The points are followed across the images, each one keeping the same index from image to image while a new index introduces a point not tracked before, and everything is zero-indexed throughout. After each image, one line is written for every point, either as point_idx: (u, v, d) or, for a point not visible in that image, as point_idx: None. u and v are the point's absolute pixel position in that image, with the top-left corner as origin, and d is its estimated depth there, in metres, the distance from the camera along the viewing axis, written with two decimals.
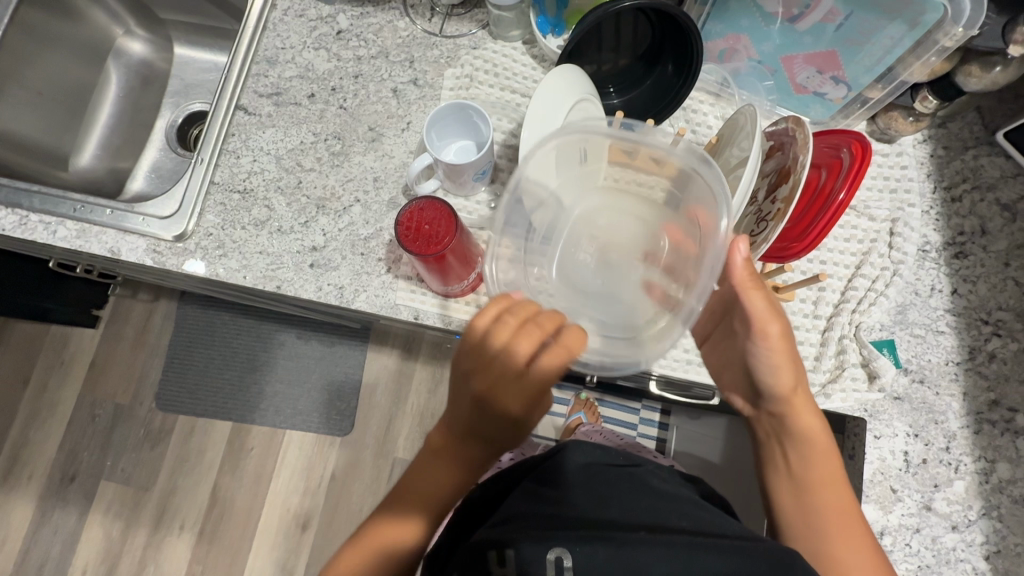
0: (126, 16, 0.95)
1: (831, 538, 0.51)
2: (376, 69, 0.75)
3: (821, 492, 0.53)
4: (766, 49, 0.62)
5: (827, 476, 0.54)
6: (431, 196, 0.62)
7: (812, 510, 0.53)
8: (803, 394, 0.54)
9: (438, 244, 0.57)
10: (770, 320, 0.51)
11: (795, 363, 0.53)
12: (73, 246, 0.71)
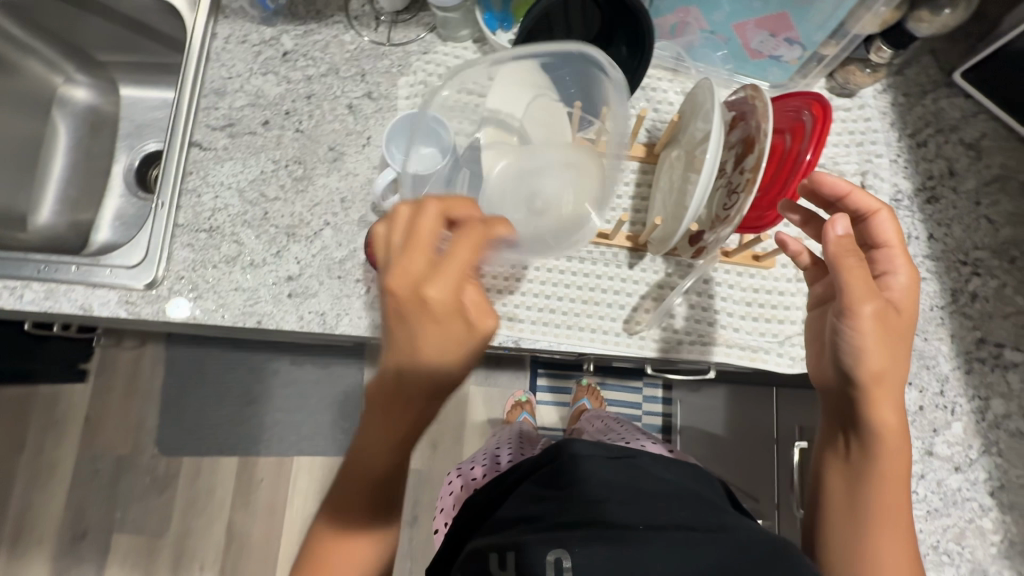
0: (64, 63, 0.92)
1: (876, 535, 0.49)
2: (328, 87, 0.73)
3: (879, 485, 0.50)
4: (717, 18, 0.61)
5: (893, 471, 0.50)
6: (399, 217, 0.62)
7: (861, 501, 0.50)
8: (893, 383, 0.49)
9: None
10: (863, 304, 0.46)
11: (895, 352, 0.48)
12: (43, 308, 0.69)
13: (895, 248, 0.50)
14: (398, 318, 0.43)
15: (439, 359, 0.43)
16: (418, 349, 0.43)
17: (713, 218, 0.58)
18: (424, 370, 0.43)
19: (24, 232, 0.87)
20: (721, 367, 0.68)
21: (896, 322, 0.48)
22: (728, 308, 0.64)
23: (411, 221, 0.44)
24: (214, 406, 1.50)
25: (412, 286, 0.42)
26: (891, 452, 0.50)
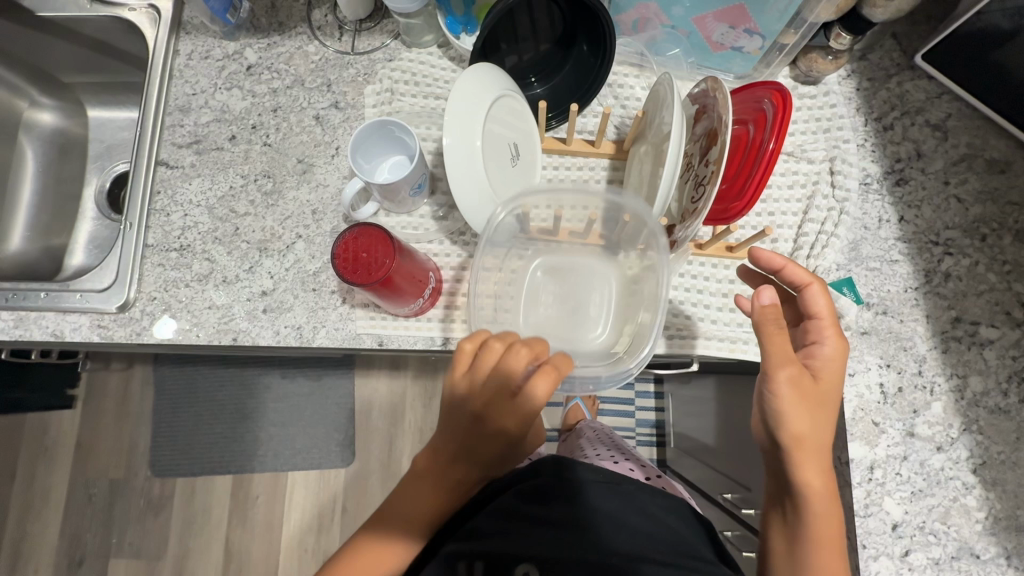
0: (28, 87, 0.91)
1: None
2: (294, 99, 0.72)
3: (818, 545, 0.50)
4: (676, 13, 0.61)
5: (830, 537, 0.50)
6: (364, 223, 0.60)
7: (803, 564, 0.50)
8: (818, 448, 0.51)
9: (381, 267, 0.56)
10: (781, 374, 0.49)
11: (814, 419, 0.51)
12: (13, 336, 0.68)
13: (821, 323, 0.53)
14: (473, 420, 0.52)
15: (494, 441, 0.52)
16: (479, 438, 0.52)
17: (683, 211, 0.58)
18: (479, 445, 0.53)
19: None
20: (702, 360, 0.68)
21: (817, 397, 0.51)
22: (704, 300, 0.64)
23: (501, 355, 0.50)
24: (205, 425, 1.49)
25: (495, 408, 0.50)
26: (824, 514, 0.50)
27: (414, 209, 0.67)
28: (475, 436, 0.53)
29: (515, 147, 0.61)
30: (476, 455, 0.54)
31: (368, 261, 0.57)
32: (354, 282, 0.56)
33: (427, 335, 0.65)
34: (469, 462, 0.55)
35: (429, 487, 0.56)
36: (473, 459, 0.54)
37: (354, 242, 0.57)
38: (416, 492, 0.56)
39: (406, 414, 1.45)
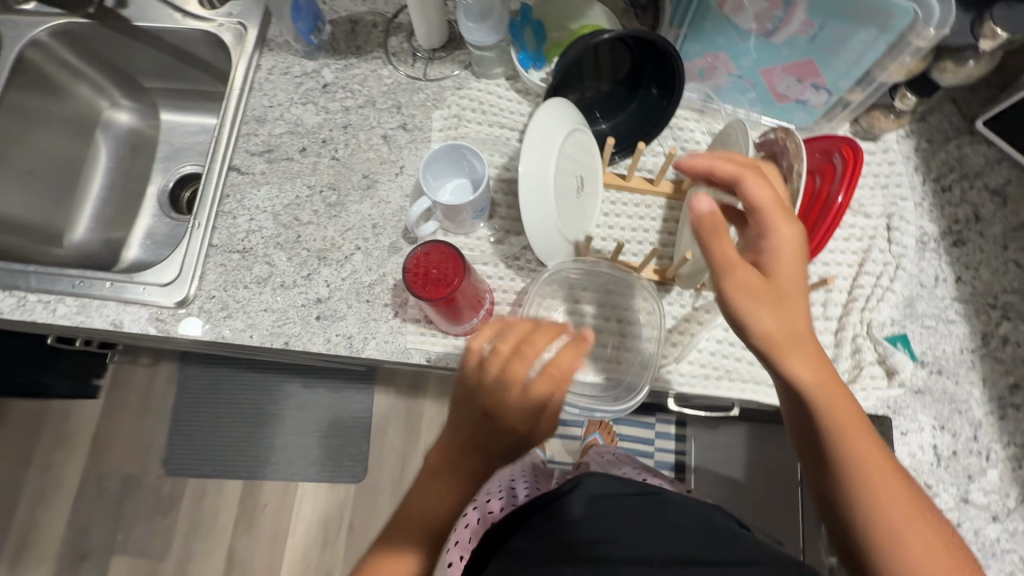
0: (111, 89, 0.96)
1: (869, 505, 0.46)
2: (364, 117, 0.76)
3: (850, 447, 0.47)
4: (745, 64, 0.63)
5: (874, 453, 0.47)
6: (433, 240, 0.62)
7: (847, 475, 0.47)
8: (809, 348, 0.47)
9: (448, 286, 0.58)
10: (732, 285, 0.46)
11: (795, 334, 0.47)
12: (74, 322, 0.70)
13: (763, 210, 0.48)
14: (480, 412, 0.47)
15: (494, 441, 0.48)
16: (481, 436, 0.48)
17: None
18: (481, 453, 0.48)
19: (59, 249, 0.89)
20: (746, 405, 0.68)
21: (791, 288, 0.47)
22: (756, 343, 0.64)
23: (511, 350, 0.46)
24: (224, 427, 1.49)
25: (513, 400, 0.45)
26: (835, 411, 0.47)
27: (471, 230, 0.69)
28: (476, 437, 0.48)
29: (581, 180, 0.62)
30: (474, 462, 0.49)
31: (438, 278, 0.59)
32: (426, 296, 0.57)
33: None
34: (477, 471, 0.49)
35: (438, 494, 0.50)
36: (491, 460, 0.48)
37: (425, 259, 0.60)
38: (412, 521, 0.50)
39: (423, 433, 1.44)
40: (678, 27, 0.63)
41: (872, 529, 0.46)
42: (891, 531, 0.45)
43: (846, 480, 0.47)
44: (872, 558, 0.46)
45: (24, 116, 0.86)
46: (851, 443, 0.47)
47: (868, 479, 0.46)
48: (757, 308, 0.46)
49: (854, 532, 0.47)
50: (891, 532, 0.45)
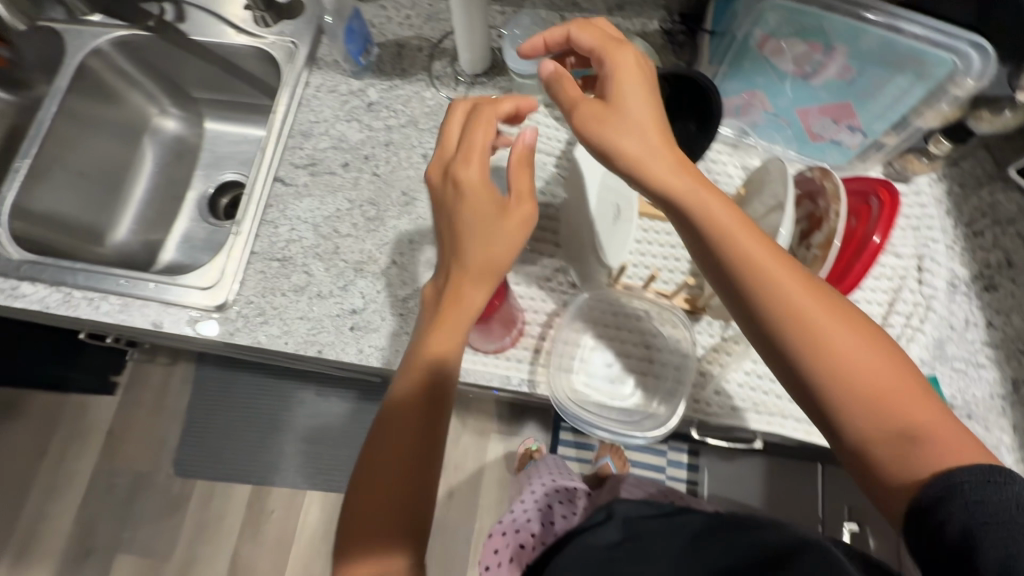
0: (161, 97, 1.00)
1: (804, 328, 0.46)
2: (406, 136, 0.78)
3: (756, 275, 0.47)
4: (782, 103, 0.64)
5: (784, 269, 0.47)
6: None
7: (768, 304, 0.47)
8: (679, 165, 0.50)
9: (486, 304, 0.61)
10: (584, 128, 0.52)
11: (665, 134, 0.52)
12: (116, 320, 0.72)
13: (597, 52, 0.55)
14: (466, 207, 0.53)
15: (445, 350, 0.52)
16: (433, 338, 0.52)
17: None
18: (437, 353, 0.52)
19: (101, 248, 0.92)
20: (770, 438, 0.68)
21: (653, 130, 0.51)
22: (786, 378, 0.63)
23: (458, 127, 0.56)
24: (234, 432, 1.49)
25: (484, 207, 0.53)
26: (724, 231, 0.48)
27: None
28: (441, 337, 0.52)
29: (617, 209, 0.67)
30: (453, 321, 0.52)
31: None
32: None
33: (504, 374, 0.66)
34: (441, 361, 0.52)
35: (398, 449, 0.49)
36: (441, 335, 0.52)
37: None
38: (386, 467, 0.49)
39: None
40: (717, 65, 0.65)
41: (808, 370, 0.46)
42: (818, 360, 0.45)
43: (762, 307, 0.47)
44: (820, 391, 0.45)
45: (79, 119, 0.90)
46: (778, 285, 0.46)
47: (780, 300, 0.46)
48: (608, 130, 0.51)
49: (794, 369, 0.46)
50: (818, 362, 0.45)
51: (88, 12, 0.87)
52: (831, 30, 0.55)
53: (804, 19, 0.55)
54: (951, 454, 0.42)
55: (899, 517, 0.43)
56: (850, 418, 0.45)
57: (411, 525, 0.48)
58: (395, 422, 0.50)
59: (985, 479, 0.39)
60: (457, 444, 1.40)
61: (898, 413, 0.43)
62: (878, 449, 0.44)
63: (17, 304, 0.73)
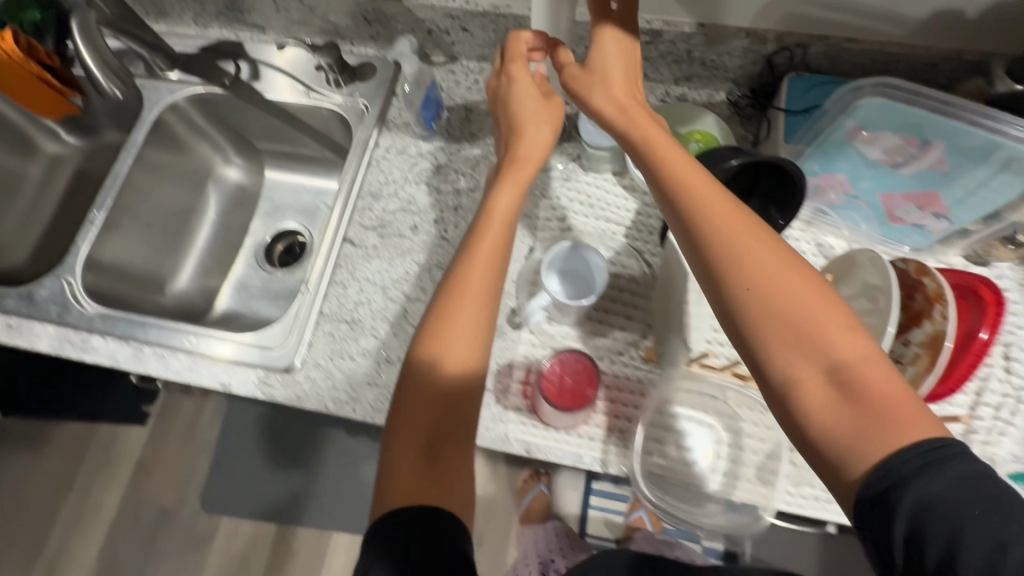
0: (226, 146, 1.02)
1: (750, 271, 0.46)
2: (474, 201, 0.79)
3: (714, 221, 0.49)
4: (864, 186, 0.64)
5: (726, 211, 0.49)
6: (567, 348, 0.68)
7: (720, 242, 0.48)
8: (641, 115, 0.57)
9: (581, 397, 0.65)
10: (571, 88, 0.61)
11: (631, 97, 0.59)
12: (185, 378, 0.73)
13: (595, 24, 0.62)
14: (525, 94, 0.63)
15: (460, 356, 0.54)
16: (455, 312, 0.55)
17: None
18: (450, 325, 0.54)
19: (161, 295, 0.93)
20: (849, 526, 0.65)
21: (622, 96, 0.58)
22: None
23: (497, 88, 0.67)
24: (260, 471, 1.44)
25: (534, 99, 0.63)
26: (684, 176, 0.51)
27: (577, 319, 0.70)
28: (447, 319, 0.54)
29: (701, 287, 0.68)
30: (491, 233, 0.58)
31: (572, 387, 0.65)
32: (557, 406, 0.64)
33: (574, 452, 0.65)
34: (476, 274, 0.57)
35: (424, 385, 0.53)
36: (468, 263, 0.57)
37: (565, 366, 0.66)
38: (409, 428, 0.52)
39: None
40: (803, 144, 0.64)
41: (741, 303, 0.46)
42: (753, 296, 0.46)
43: (700, 239, 0.49)
44: (750, 327, 0.46)
45: (150, 170, 0.92)
46: (724, 227, 0.48)
47: (721, 237, 0.48)
48: (589, 77, 0.60)
49: (727, 300, 0.47)
50: (751, 294, 0.46)
51: (166, 69, 0.90)
52: (929, 126, 0.55)
53: (899, 115, 0.55)
54: (888, 413, 0.41)
55: (840, 474, 0.41)
56: (779, 358, 0.45)
57: (443, 483, 0.50)
58: (412, 402, 0.53)
59: (924, 459, 0.38)
60: (489, 491, 1.37)
61: (830, 355, 0.43)
62: (808, 391, 0.43)
63: (87, 358, 0.74)
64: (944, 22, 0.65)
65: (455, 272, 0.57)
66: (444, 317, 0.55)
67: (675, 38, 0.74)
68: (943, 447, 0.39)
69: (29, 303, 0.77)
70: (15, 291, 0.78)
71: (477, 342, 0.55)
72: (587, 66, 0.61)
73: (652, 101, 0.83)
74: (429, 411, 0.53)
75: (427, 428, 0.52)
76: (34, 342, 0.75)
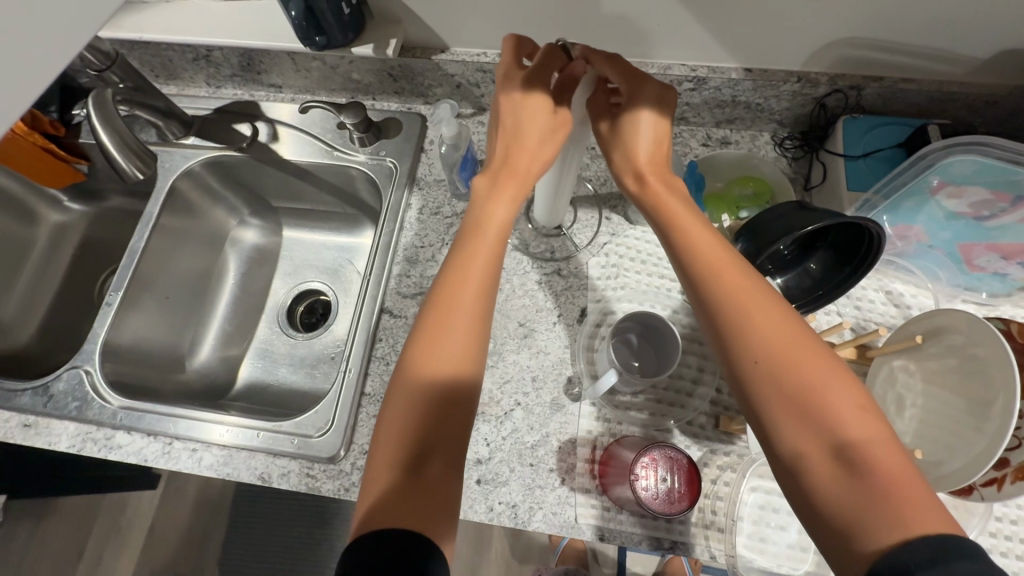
0: (242, 208, 0.98)
1: (752, 326, 0.43)
2: (518, 261, 0.75)
3: (713, 276, 0.46)
4: (942, 237, 0.63)
5: (734, 278, 0.46)
6: (657, 444, 0.61)
7: (717, 296, 0.45)
8: (661, 181, 0.53)
9: (684, 498, 0.59)
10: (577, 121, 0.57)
11: (657, 159, 0.55)
12: (219, 473, 0.67)
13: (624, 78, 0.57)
14: (528, 102, 0.55)
15: (450, 365, 0.47)
16: (443, 322, 0.48)
17: None
18: (433, 345, 0.48)
19: (182, 374, 0.87)
20: None
21: (648, 159, 0.55)
22: (991, 545, 0.55)
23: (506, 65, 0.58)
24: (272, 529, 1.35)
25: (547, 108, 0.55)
26: (693, 231, 0.49)
27: (643, 391, 0.66)
28: (437, 328, 0.48)
29: None
30: (484, 245, 0.52)
31: (671, 490, 0.59)
32: (651, 508, 0.59)
33: (655, 534, 0.60)
34: (466, 292, 0.50)
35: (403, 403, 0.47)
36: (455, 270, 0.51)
37: (667, 470, 0.60)
38: (388, 445, 0.45)
39: (494, 542, 1.34)
40: (880, 196, 0.63)
41: (747, 376, 0.42)
42: (759, 369, 0.42)
43: (705, 305, 0.46)
44: (751, 391, 0.42)
45: (165, 241, 0.87)
46: (724, 280, 0.46)
47: (722, 302, 0.45)
48: (619, 139, 0.56)
49: (735, 368, 0.44)
50: (756, 366, 0.42)
51: (181, 135, 0.86)
52: None
53: (996, 172, 0.56)
54: (898, 502, 0.35)
55: (851, 555, 0.36)
56: (781, 428, 0.40)
57: (418, 501, 0.42)
58: (396, 413, 0.46)
59: (932, 558, 0.32)
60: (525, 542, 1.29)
61: (835, 432, 0.38)
62: (815, 471, 0.38)
63: (112, 457, 0.69)
64: (1007, 60, 0.62)
65: (448, 273, 0.51)
66: (434, 321, 0.49)
67: (720, 85, 0.70)
68: (952, 547, 0.32)
69: (47, 399, 0.72)
70: (30, 385, 0.72)
71: (467, 357, 0.48)
72: (616, 127, 0.56)
73: (694, 145, 0.77)
74: (410, 425, 0.45)
75: (407, 447, 0.44)
76: (53, 443, 0.70)
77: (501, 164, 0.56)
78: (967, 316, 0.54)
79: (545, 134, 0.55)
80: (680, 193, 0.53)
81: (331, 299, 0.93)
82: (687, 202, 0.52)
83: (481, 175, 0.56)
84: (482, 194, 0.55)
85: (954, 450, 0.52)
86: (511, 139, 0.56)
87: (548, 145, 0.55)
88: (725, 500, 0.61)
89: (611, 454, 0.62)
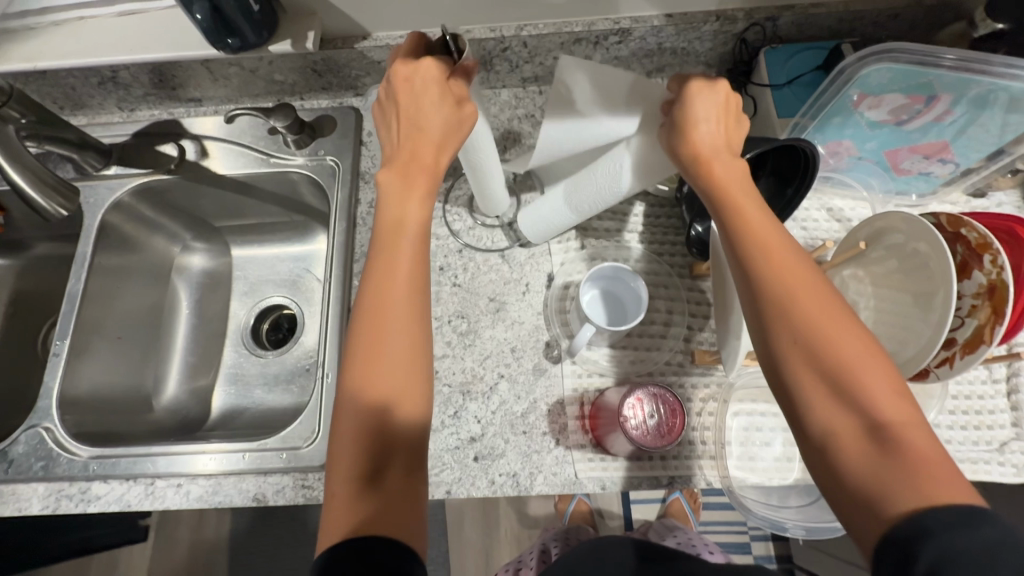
0: (183, 233, 0.93)
1: (801, 305, 0.43)
2: (477, 238, 0.74)
3: (763, 255, 0.45)
4: (869, 147, 0.68)
5: (786, 259, 0.45)
6: (640, 385, 0.63)
7: (766, 277, 0.44)
8: (721, 160, 0.50)
9: (668, 429, 0.62)
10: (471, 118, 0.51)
11: (719, 138, 0.51)
12: (212, 503, 0.65)
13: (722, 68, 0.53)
14: (424, 97, 0.50)
15: (395, 382, 0.46)
16: (383, 337, 0.47)
17: None
18: (376, 360, 0.46)
19: (151, 413, 0.83)
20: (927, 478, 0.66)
21: (719, 139, 0.51)
22: (950, 421, 0.62)
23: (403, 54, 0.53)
24: (274, 554, 1.31)
25: (441, 98, 0.50)
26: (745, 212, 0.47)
27: (614, 342, 0.68)
28: (379, 342, 0.47)
29: None
30: (410, 244, 0.50)
31: (658, 426, 0.61)
32: (641, 445, 0.60)
33: (653, 474, 0.62)
34: (401, 302, 0.48)
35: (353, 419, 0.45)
36: (392, 281, 0.48)
37: (652, 405, 0.62)
38: (347, 457, 0.44)
39: (502, 520, 1.36)
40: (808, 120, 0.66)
41: (783, 354, 0.42)
42: (799, 350, 0.42)
43: (751, 282, 0.45)
44: (789, 369, 0.42)
45: (105, 280, 0.83)
46: (775, 260, 0.45)
47: (771, 281, 0.44)
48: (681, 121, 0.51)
49: (774, 345, 0.43)
50: (795, 344, 0.42)
51: (102, 167, 0.81)
52: (936, 84, 0.59)
53: (912, 77, 0.59)
54: (931, 478, 0.36)
55: (872, 519, 0.37)
56: (815, 405, 0.41)
57: (385, 510, 0.42)
58: (351, 426, 0.45)
59: (958, 522, 0.33)
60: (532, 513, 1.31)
61: (870, 413, 0.39)
62: (845, 446, 0.39)
63: (92, 509, 0.65)
64: None
65: (376, 279, 0.49)
66: (370, 342, 0.47)
67: (645, 34, 0.71)
68: (975, 513, 0.34)
69: (7, 465, 0.67)
70: None
71: (414, 372, 0.47)
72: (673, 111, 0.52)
73: None
74: (374, 439, 0.44)
75: (366, 462, 0.43)
76: (24, 508, 0.66)
77: (407, 158, 0.51)
78: (906, 215, 0.57)
79: (439, 124, 0.50)
80: (740, 170, 0.50)
81: (295, 311, 0.91)
82: (749, 185, 0.49)
83: (385, 169, 0.51)
84: (396, 191, 0.51)
85: (905, 343, 0.56)
86: (412, 129, 0.51)
87: (443, 141, 0.50)
88: (712, 429, 0.64)
89: (598, 405, 0.63)
